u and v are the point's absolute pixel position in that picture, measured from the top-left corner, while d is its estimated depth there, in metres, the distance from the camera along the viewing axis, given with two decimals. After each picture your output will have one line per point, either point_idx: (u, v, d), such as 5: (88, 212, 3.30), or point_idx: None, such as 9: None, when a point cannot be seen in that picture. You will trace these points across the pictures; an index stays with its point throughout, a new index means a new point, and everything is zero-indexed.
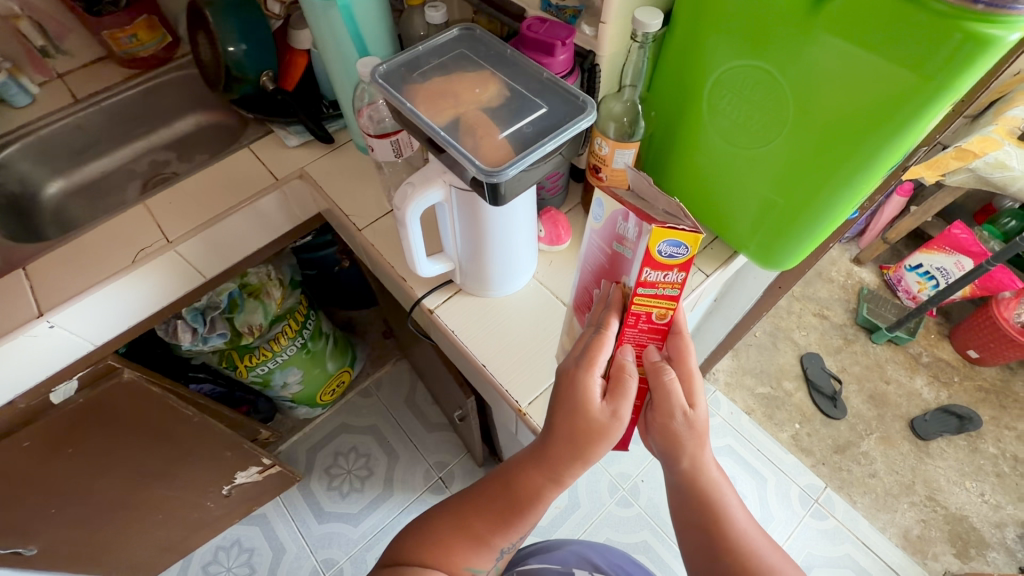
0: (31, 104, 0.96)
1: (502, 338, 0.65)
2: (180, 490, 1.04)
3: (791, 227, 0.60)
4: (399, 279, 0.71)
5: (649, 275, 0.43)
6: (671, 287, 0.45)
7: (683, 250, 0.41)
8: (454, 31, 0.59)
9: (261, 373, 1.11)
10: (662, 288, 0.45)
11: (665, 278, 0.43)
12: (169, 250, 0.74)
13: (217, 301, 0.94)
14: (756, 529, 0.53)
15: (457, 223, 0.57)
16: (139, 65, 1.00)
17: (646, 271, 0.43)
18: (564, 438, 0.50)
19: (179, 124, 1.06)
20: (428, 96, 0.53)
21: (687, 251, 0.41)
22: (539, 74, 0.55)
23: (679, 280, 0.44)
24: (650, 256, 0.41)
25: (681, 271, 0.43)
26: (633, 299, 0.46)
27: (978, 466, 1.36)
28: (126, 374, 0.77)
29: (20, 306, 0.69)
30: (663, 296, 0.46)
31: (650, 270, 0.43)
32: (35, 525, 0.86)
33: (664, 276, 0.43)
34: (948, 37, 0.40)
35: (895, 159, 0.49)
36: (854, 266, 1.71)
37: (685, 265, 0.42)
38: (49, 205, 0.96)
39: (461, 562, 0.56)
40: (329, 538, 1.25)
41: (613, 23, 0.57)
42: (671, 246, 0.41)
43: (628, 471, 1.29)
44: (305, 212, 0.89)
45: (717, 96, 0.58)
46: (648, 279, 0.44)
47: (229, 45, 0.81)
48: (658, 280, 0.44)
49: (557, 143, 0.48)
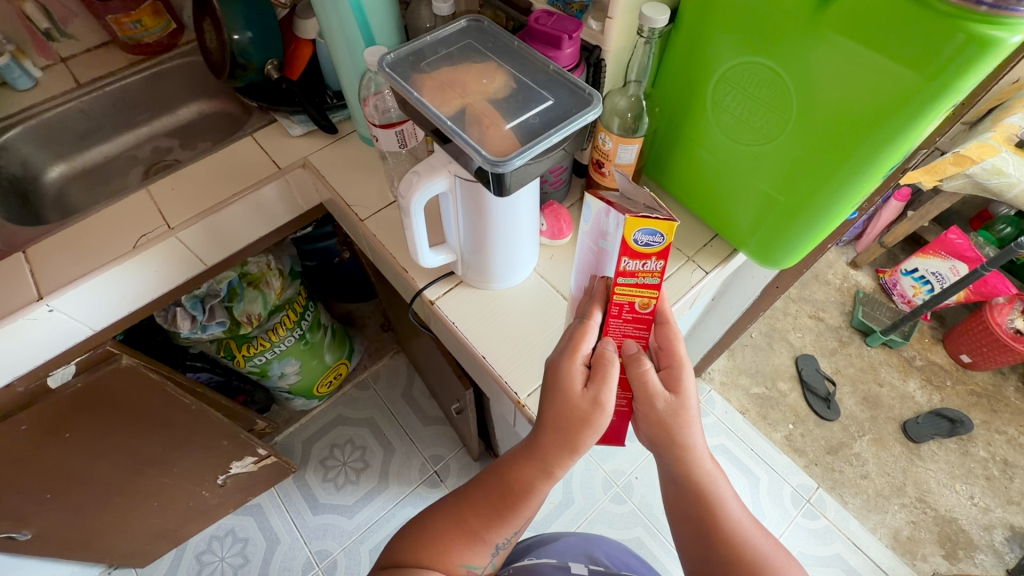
0: (33, 87, 0.96)
1: (502, 330, 0.66)
2: (176, 479, 1.04)
3: (791, 225, 0.61)
4: (400, 270, 0.71)
5: (628, 264, 0.45)
6: (651, 276, 0.46)
7: (658, 239, 0.43)
8: (462, 23, 0.60)
9: (258, 363, 1.11)
10: (642, 277, 0.46)
11: (644, 267, 0.45)
12: (170, 236, 0.74)
13: (217, 289, 0.94)
14: (750, 520, 0.54)
15: (461, 214, 0.57)
16: (144, 52, 1.01)
17: (624, 261, 0.45)
18: (553, 426, 0.50)
19: (182, 112, 1.06)
20: (436, 86, 0.53)
21: (663, 240, 0.43)
22: (546, 67, 0.55)
23: (659, 268, 0.45)
24: (627, 244, 0.43)
25: (659, 259, 0.44)
26: (614, 290, 0.48)
27: (968, 469, 1.38)
28: (125, 360, 0.77)
29: (20, 290, 0.69)
30: (644, 286, 0.47)
31: (628, 260, 0.45)
32: (30, 510, 0.86)
33: (643, 265, 0.45)
34: (951, 37, 0.41)
35: (895, 159, 0.50)
36: (850, 269, 1.73)
37: (662, 253, 0.44)
38: (50, 190, 0.96)
39: (456, 558, 0.56)
40: (324, 529, 1.25)
41: (619, 19, 0.57)
42: (647, 235, 0.42)
43: (622, 467, 1.30)
44: (307, 203, 0.89)
45: (721, 93, 0.58)
46: (627, 269, 0.45)
47: (234, 32, 0.81)
48: (636, 269, 0.45)
49: (562, 135, 0.49)
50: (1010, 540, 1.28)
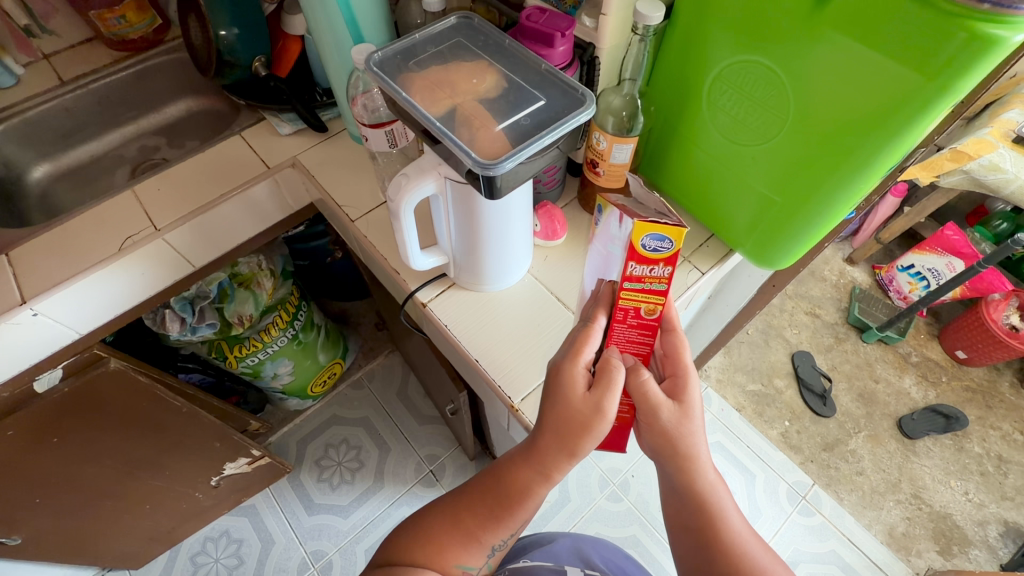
0: (14, 84, 0.94)
1: (497, 333, 0.65)
2: (169, 480, 1.03)
3: (787, 226, 0.60)
4: (392, 272, 0.70)
5: (634, 269, 0.44)
6: (658, 282, 0.45)
7: (667, 245, 0.42)
8: (451, 19, 0.58)
9: (251, 364, 1.09)
10: (649, 282, 0.45)
11: (651, 272, 0.44)
12: (157, 238, 0.73)
13: (206, 291, 0.92)
14: (750, 531, 0.53)
15: (452, 217, 0.56)
16: (129, 48, 0.99)
17: (630, 266, 0.44)
18: (552, 431, 0.50)
19: (169, 109, 1.04)
20: (425, 85, 0.51)
21: (671, 245, 0.42)
22: (538, 66, 0.54)
23: (666, 274, 0.44)
24: (634, 249, 0.42)
25: (667, 264, 0.44)
26: (620, 294, 0.47)
27: (963, 465, 1.38)
28: (112, 363, 0.75)
29: (4, 294, 0.67)
30: (651, 291, 0.46)
31: (635, 265, 0.44)
32: (20, 516, 0.84)
33: (650, 270, 0.44)
34: (952, 35, 0.40)
35: (893, 161, 0.49)
36: (847, 265, 1.72)
37: (670, 259, 0.43)
38: (34, 189, 0.94)
39: (452, 559, 0.56)
40: (319, 529, 1.25)
41: (613, 15, 0.56)
42: (655, 240, 0.41)
43: (618, 466, 1.29)
44: (297, 202, 0.88)
45: (717, 92, 0.57)
46: (634, 275, 0.45)
47: (220, 29, 0.79)
48: (643, 275, 0.45)
49: (554, 137, 0.48)
50: (1004, 535, 1.29)
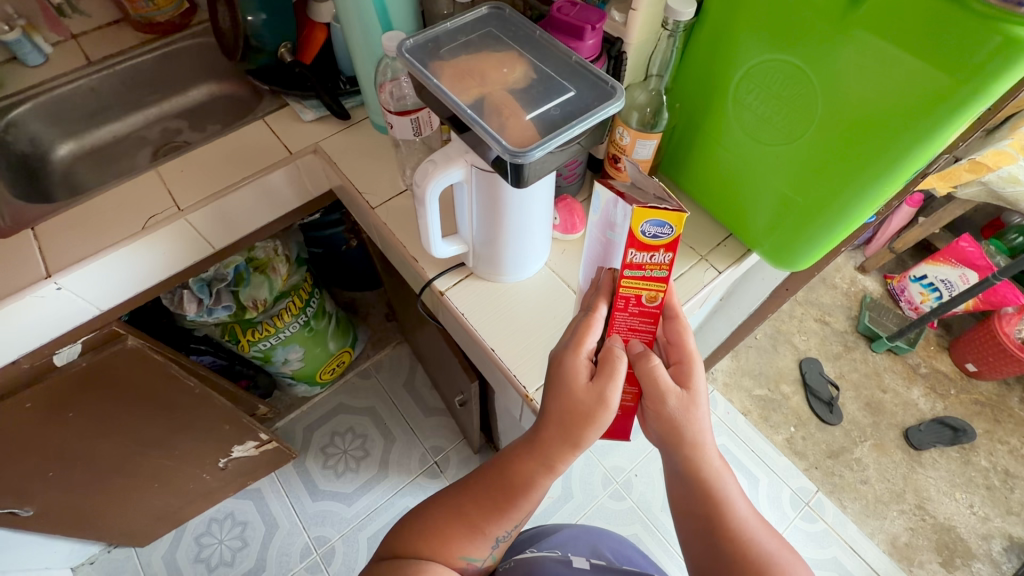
0: (44, 63, 0.96)
1: (512, 324, 0.65)
2: (177, 461, 1.04)
3: (808, 227, 0.60)
4: (410, 259, 0.70)
5: (635, 256, 0.44)
6: (659, 269, 0.46)
7: (666, 230, 0.42)
8: (483, 10, 0.59)
9: (262, 348, 1.11)
10: (649, 269, 0.46)
11: (652, 259, 0.45)
12: (180, 218, 0.74)
13: (223, 274, 0.93)
14: (758, 520, 0.53)
15: (475, 207, 0.57)
16: (156, 31, 1.00)
17: (631, 254, 0.44)
18: (557, 422, 0.50)
19: (191, 92, 1.05)
20: (456, 73, 0.52)
21: (671, 232, 0.42)
22: (568, 58, 0.54)
23: (667, 260, 0.45)
24: (634, 236, 0.43)
25: (667, 251, 0.44)
26: (620, 282, 0.47)
27: (969, 478, 1.37)
28: (129, 341, 0.76)
29: (29, 267, 0.69)
30: (652, 278, 0.46)
31: (635, 252, 0.44)
32: (33, 488, 0.86)
33: (650, 257, 0.44)
34: (987, 39, 0.40)
35: (918, 166, 0.49)
36: (858, 274, 1.71)
37: (670, 245, 0.43)
38: (58, 166, 0.95)
39: (457, 551, 0.57)
40: (322, 515, 1.26)
41: (643, 10, 0.57)
42: (655, 226, 0.42)
43: (622, 464, 1.30)
44: (316, 188, 0.88)
45: (743, 90, 0.58)
46: (634, 262, 0.45)
47: (248, 14, 0.80)
48: (644, 262, 0.45)
49: (583, 128, 0.48)
50: (1008, 550, 1.28)
